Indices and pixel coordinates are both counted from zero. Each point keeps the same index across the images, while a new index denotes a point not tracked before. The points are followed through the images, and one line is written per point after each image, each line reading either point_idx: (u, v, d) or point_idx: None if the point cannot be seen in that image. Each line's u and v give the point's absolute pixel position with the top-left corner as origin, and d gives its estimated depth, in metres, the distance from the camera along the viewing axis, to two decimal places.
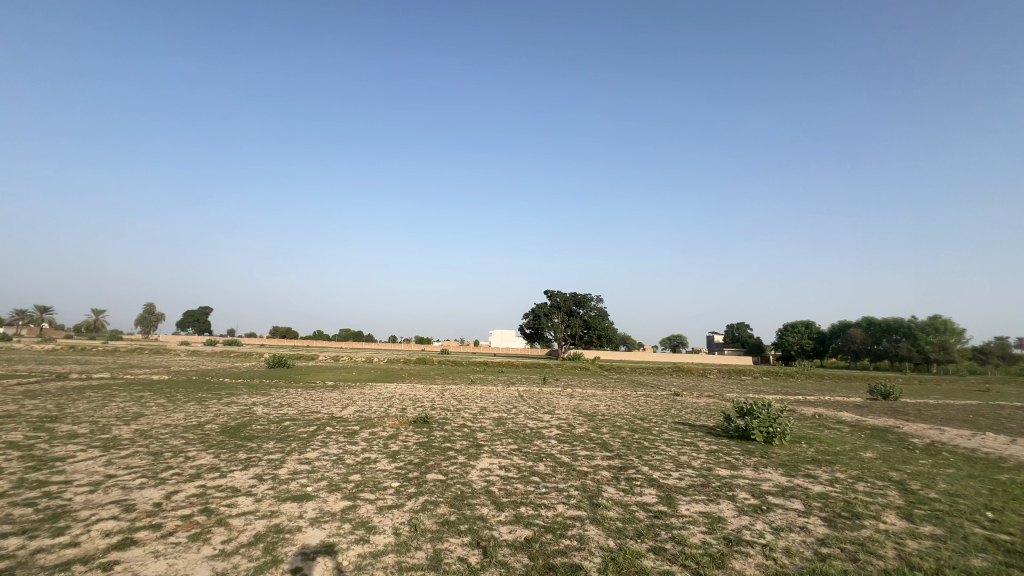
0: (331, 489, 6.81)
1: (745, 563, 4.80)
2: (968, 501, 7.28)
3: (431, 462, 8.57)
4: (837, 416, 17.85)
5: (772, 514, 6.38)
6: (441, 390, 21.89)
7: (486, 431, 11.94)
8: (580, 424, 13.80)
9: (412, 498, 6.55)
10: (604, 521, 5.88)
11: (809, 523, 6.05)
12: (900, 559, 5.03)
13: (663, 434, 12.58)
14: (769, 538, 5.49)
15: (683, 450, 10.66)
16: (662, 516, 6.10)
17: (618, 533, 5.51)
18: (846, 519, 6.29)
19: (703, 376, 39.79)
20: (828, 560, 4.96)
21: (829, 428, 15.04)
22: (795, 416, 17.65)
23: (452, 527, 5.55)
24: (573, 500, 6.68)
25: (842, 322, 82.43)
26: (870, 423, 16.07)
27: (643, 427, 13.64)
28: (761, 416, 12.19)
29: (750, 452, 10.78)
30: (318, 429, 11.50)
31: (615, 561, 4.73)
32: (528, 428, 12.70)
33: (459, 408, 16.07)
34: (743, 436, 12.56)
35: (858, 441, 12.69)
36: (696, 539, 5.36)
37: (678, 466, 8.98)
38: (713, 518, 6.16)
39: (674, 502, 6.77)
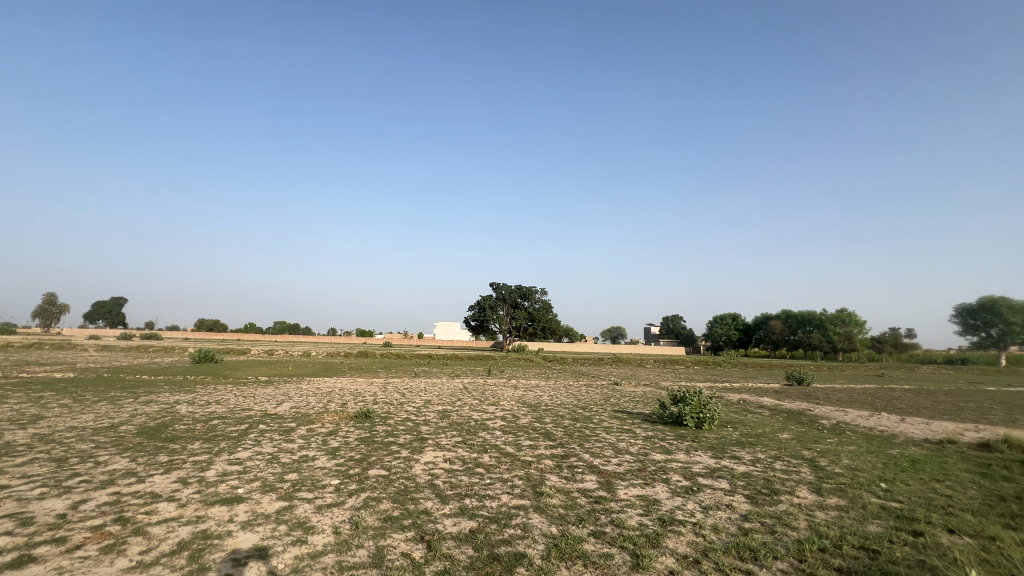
0: (264, 490, 6.47)
1: (677, 541, 5.10)
2: (866, 474, 8.16)
3: (373, 457, 8.37)
4: (758, 401, 19.39)
5: (701, 494, 6.81)
6: (384, 384, 21.41)
7: (430, 424, 11.83)
8: (524, 415, 14.03)
9: (353, 495, 6.36)
10: (547, 509, 6.02)
11: (733, 501, 6.53)
12: (809, 529, 5.56)
13: (603, 423, 13.04)
14: (699, 517, 5.87)
15: (622, 437, 11.14)
16: (601, 501, 6.34)
17: (560, 519, 5.66)
18: (765, 495, 6.85)
19: (641, 366, 41.79)
20: (750, 534, 5.37)
21: (752, 412, 16.32)
22: (721, 402, 19.02)
23: (395, 523, 5.45)
24: (517, 490, 6.79)
25: (764, 314, 89.18)
26: (786, 406, 17.61)
27: (584, 416, 14.07)
28: (692, 403, 12.99)
29: (683, 437, 11.44)
30: (250, 427, 10.85)
31: (557, 547, 4.85)
32: (473, 420, 12.72)
33: (402, 402, 15.79)
34: (677, 422, 13.30)
35: (777, 423, 13.83)
36: (633, 522, 5.62)
37: (617, 453, 9.36)
38: (649, 500, 6.48)
39: (612, 487, 7.07)
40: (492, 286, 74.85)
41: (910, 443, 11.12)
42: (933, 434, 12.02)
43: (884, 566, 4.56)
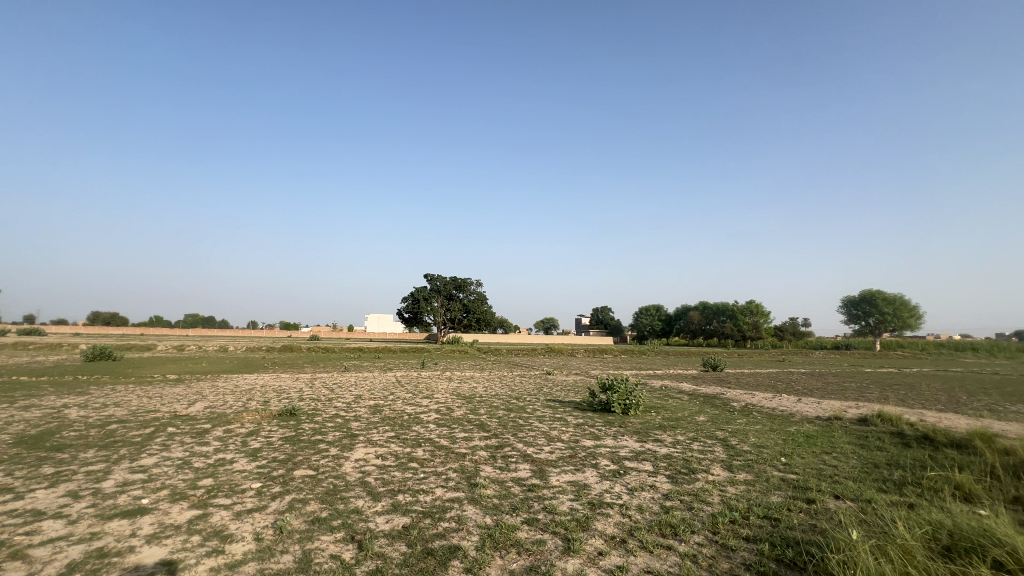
0: (174, 498, 5.92)
1: (606, 523, 5.36)
2: (769, 450, 9.04)
3: (299, 457, 7.96)
4: (678, 386, 20.81)
5: (627, 476, 7.20)
6: (311, 379, 20.43)
7: (360, 420, 11.46)
8: (459, 406, 14.01)
9: (276, 498, 6.01)
10: (481, 500, 6.06)
11: (656, 481, 6.97)
12: (721, 503, 6.07)
13: (536, 412, 13.34)
14: (625, 499, 6.19)
15: (554, 425, 11.46)
16: (534, 489, 6.50)
17: (494, 509, 5.73)
18: (684, 474, 7.39)
19: (572, 356, 43.27)
20: (670, 512, 5.75)
21: (672, 397, 17.48)
22: (646, 388, 20.21)
23: (323, 525, 5.23)
24: (452, 482, 6.77)
25: (684, 305, 95.52)
26: (702, 391, 19.05)
27: (518, 406, 14.31)
28: (620, 390, 13.65)
29: (611, 423, 11.99)
30: (157, 430, 9.89)
31: (491, 537, 4.91)
32: (406, 414, 12.49)
33: (331, 397, 15.15)
34: (606, 409, 13.91)
35: (694, 407, 14.91)
36: (564, 507, 5.81)
37: (549, 441, 9.62)
38: (579, 485, 6.74)
39: (545, 474, 7.27)
40: (426, 277, 73.64)
41: (804, 421, 12.47)
42: (823, 412, 13.55)
43: (784, 532, 5.09)
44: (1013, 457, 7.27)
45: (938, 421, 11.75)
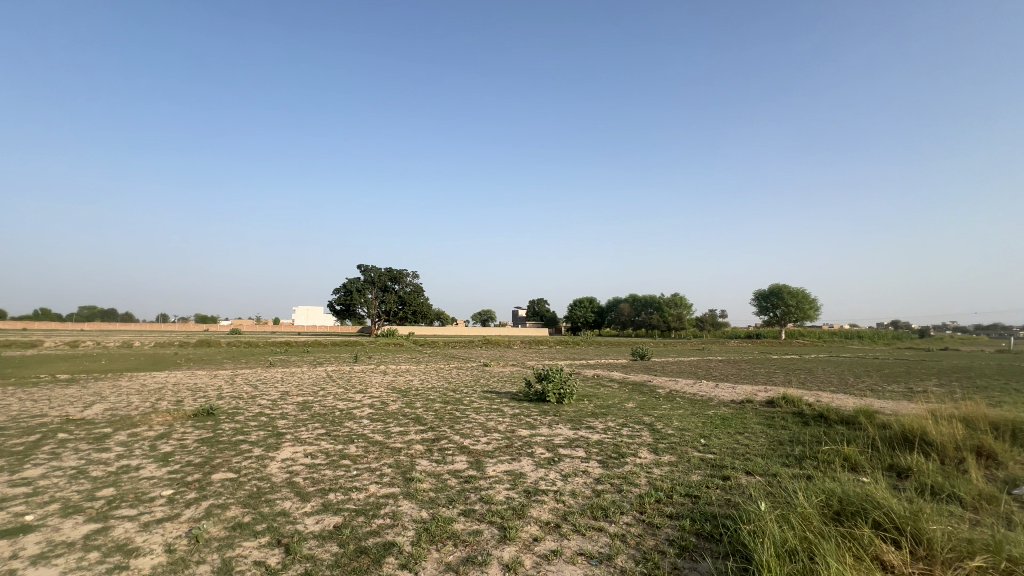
0: (66, 513, 5.29)
1: (541, 509, 5.50)
2: (690, 433, 9.70)
3: (218, 460, 7.39)
4: (609, 375, 21.75)
5: (561, 463, 7.42)
6: (231, 376, 19.03)
7: (287, 418, 10.87)
8: (394, 400, 13.70)
9: (191, 505, 5.56)
10: (417, 494, 5.98)
11: (588, 467, 7.25)
12: (648, 484, 6.45)
13: (473, 404, 13.37)
14: (559, 485, 6.38)
15: (490, 416, 11.55)
16: (471, 480, 6.52)
17: (430, 503, 5.68)
18: (614, 458, 7.76)
19: (509, 347, 43.78)
20: (602, 495, 6.02)
21: (604, 385, 18.26)
22: (579, 377, 20.93)
23: (245, 530, 4.91)
24: (386, 478, 6.62)
25: (615, 297, 99.66)
26: (632, 379, 20.07)
27: (454, 399, 14.26)
28: (555, 380, 14.01)
29: (546, 412, 12.29)
30: (44, 437, 8.75)
31: (428, 531, 4.87)
32: (337, 410, 12.01)
33: (254, 395, 14.22)
34: (541, 399, 14.22)
35: (624, 394, 15.65)
36: (501, 496, 5.88)
37: (485, 432, 9.68)
38: (515, 474, 6.86)
39: (482, 465, 7.31)
40: (360, 268, 71.15)
41: (721, 404, 13.50)
42: (736, 395, 14.76)
43: (703, 507, 5.51)
44: (888, 431, 8.35)
45: (831, 401, 13.22)
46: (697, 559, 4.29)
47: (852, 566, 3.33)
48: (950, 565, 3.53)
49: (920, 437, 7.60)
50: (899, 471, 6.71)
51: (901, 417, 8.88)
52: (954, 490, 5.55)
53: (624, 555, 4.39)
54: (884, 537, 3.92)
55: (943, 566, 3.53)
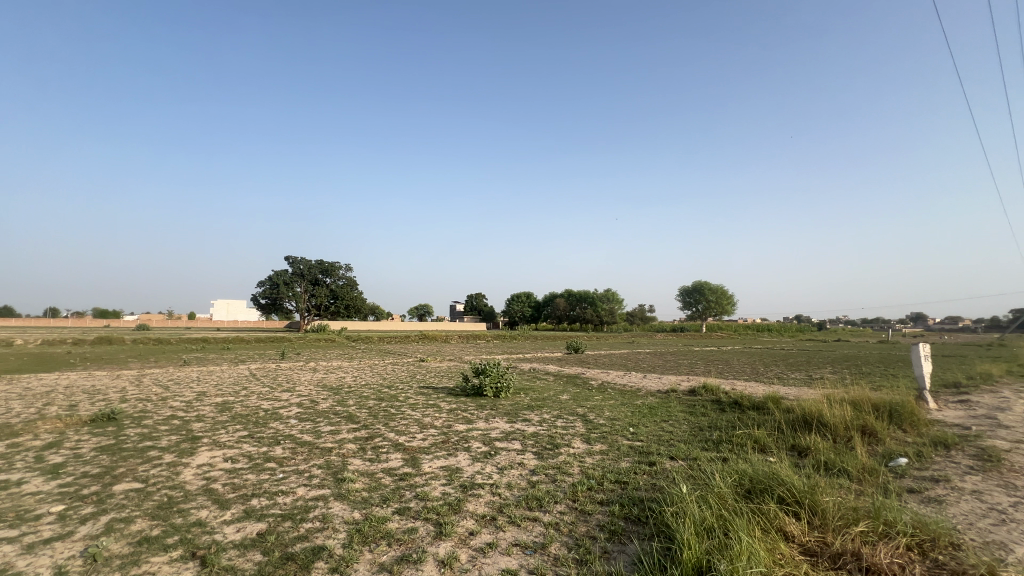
0: None
1: (477, 503, 5.53)
2: (620, 422, 10.16)
3: (121, 469, 6.69)
4: (544, 368, 22.25)
5: (497, 456, 7.49)
6: (137, 376, 17.28)
7: (203, 420, 10.06)
8: (324, 398, 13.14)
9: (88, 521, 5.00)
10: (349, 495, 5.78)
11: (524, 459, 7.39)
12: (581, 473, 6.68)
13: (409, 400, 13.14)
14: (495, 478, 6.45)
15: (427, 411, 11.42)
16: (406, 478, 6.41)
17: (363, 503, 5.52)
18: (549, 449, 7.96)
19: (446, 342, 43.44)
20: (537, 485, 6.15)
21: (540, 378, 18.68)
22: (516, 371, 21.25)
23: (153, 544, 4.49)
24: (316, 480, 6.34)
25: (551, 293, 101.95)
26: (566, 371, 20.68)
27: (390, 395, 13.92)
28: (492, 374, 14.10)
29: (483, 406, 12.34)
30: None
31: (360, 532, 4.73)
32: (261, 410, 11.31)
33: (165, 396, 13.02)
34: (478, 393, 14.25)
35: (558, 387, 16.07)
36: (437, 493, 5.84)
37: (421, 428, 9.54)
38: (451, 469, 6.84)
39: (418, 461, 7.21)
40: (287, 260, 67.25)
41: (648, 394, 14.25)
42: (662, 385, 15.69)
43: (631, 493, 5.81)
44: (791, 414, 9.26)
45: (744, 389, 14.42)
46: (625, 541, 4.52)
47: (760, 538, 3.67)
48: (839, 530, 3.99)
49: (817, 419, 8.50)
50: (799, 450, 7.47)
51: (802, 401, 9.89)
52: (843, 465, 6.28)
53: (557, 543, 4.53)
54: (787, 510, 4.36)
55: (833, 532, 3.98)
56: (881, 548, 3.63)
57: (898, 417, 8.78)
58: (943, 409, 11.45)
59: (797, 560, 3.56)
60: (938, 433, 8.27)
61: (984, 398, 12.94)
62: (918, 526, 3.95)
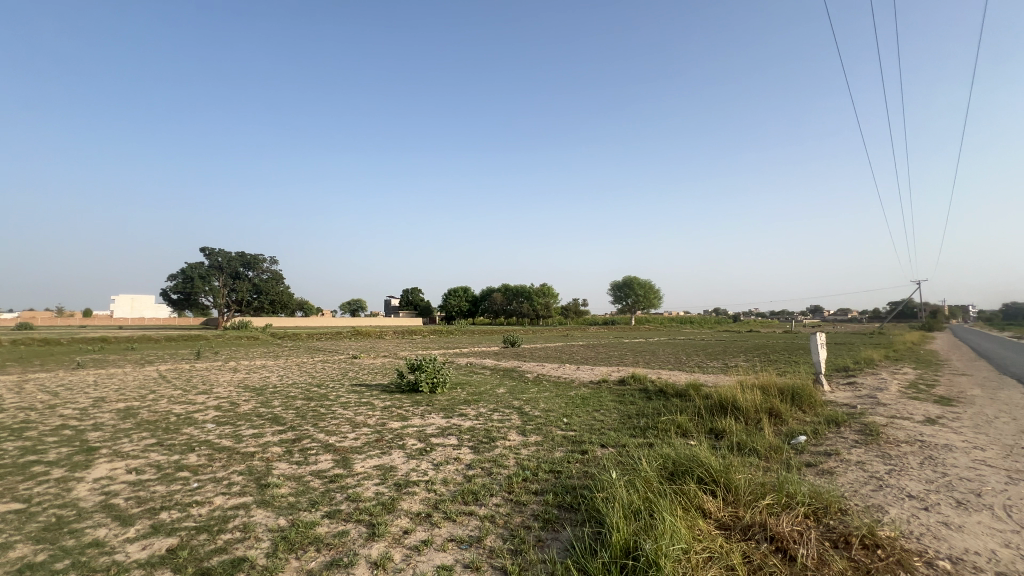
0: None
1: (412, 501, 5.43)
2: (554, 413, 10.42)
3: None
4: (481, 362, 22.30)
5: (433, 453, 7.41)
6: (17, 382, 15.13)
7: (102, 429, 9.03)
8: (246, 400, 12.28)
9: None
10: (273, 501, 5.46)
11: (461, 453, 7.37)
12: (516, 465, 6.79)
13: (340, 398, 12.62)
14: (431, 474, 6.37)
15: (359, 410, 11.03)
16: (337, 479, 6.16)
17: (289, 508, 5.24)
18: (485, 443, 8.01)
19: (380, 337, 42.15)
20: (473, 480, 6.16)
21: (477, 372, 18.70)
22: (453, 366, 21.11)
23: (38, 571, 3.98)
24: (236, 487, 5.91)
25: (488, 287, 102.24)
26: (503, 365, 20.87)
27: (319, 394, 13.29)
28: (428, 369, 13.89)
29: (418, 403, 12.13)
30: None
31: (286, 539, 4.48)
32: (173, 415, 10.35)
33: (54, 404, 11.53)
34: (413, 389, 13.97)
35: (494, 380, 16.18)
36: (370, 493, 5.67)
37: (353, 427, 9.20)
38: (385, 468, 6.67)
39: (349, 462, 6.95)
40: (202, 251, 61.93)
41: (581, 385, 14.72)
42: (594, 376, 16.32)
43: (564, 481, 5.99)
44: (710, 400, 9.98)
45: (669, 377, 15.34)
46: (558, 529, 4.66)
47: (681, 517, 3.93)
48: (749, 504, 4.37)
49: (731, 404, 9.24)
50: (716, 433, 8.09)
51: (719, 388, 10.70)
52: (753, 445, 6.88)
53: (492, 535, 4.57)
54: (704, 489, 4.71)
55: (744, 506, 4.35)
56: (783, 517, 4.03)
57: (799, 399, 9.76)
58: (835, 391, 12.88)
59: (713, 534, 3.85)
60: (830, 413, 9.31)
61: (867, 380, 14.74)
62: (814, 496, 4.43)
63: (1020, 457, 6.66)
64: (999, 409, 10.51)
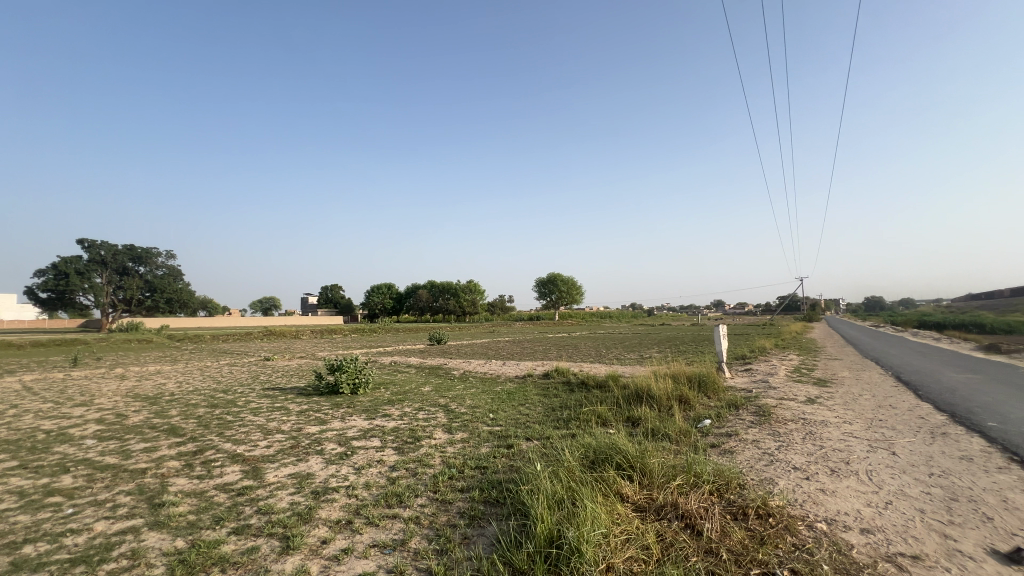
0: None
1: (331, 509, 5.15)
2: (481, 409, 10.46)
3: None
4: (406, 361, 21.78)
5: (354, 456, 7.10)
6: None
7: None
8: (136, 411, 10.92)
9: None
10: (169, 521, 4.91)
11: (384, 455, 7.13)
12: (442, 463, 6.70)
13: (250, 404, 11.66)
14: (352, 479, 6.09)
15: (272, 415, 10.27)
16: (246, 492, 5.68)
17: (188, 528, 4.74)
18: (410, 443, 7.83)
19: (295, 338, 39.54)
20: (397, 482, 5.98)
21: (401, 371, 18.21)
22: (376, 365, 20.40)
23: None
24: (123, 509, 5.24)
25: (414, 284, 99.98)
26: (429, 363, 20.51)
27: (225, 401, 12.17)
28: (349, 369, 13.27)
29: (339, 405, 11.55)
30: None
31: (185, 562, 4.06)
32: (42, 432, 8.95)
33: None
34: (333, 391, 13.29)
35: (419, 379, 15.89)
36: (283, 504, 5.30)
37: (265, 434, 8.54)
38: (301, 476, 6.27)
39: (260, 472, 6.44)
40: (80, 243, 54.25)
41: (507, 381, 14.89)
42: (520, 371, 16.59)
43: (490, 477, 6.00)
44: (627, 390, 10.55)
45: (590, 370, 16.01)
46: (484, 524, 4.67)
47: (602, 503, 4.10)
48: (662, 486, 4.68)
49: (646, 393, 9.84)
50: (633, 421, 8.56)
51: (636, 378, 11.35)
52: (666, 430, 7.39)
53: (417, 537, 4.48)
54: (623, 475, 4.96)
55: (658, 488, 4.64)
56: (692, 496, 4.36)
57: (705, 386, 10.64)
58: (735, 377, 14.21)
59: (630, 517, 4.07)
60: (731, 397, 10.26)
61: (761, 366, 16.43)
62: (718, 474, 4.84)
63: (879, 428, 7.80)
64: (863, 388, 12.23)
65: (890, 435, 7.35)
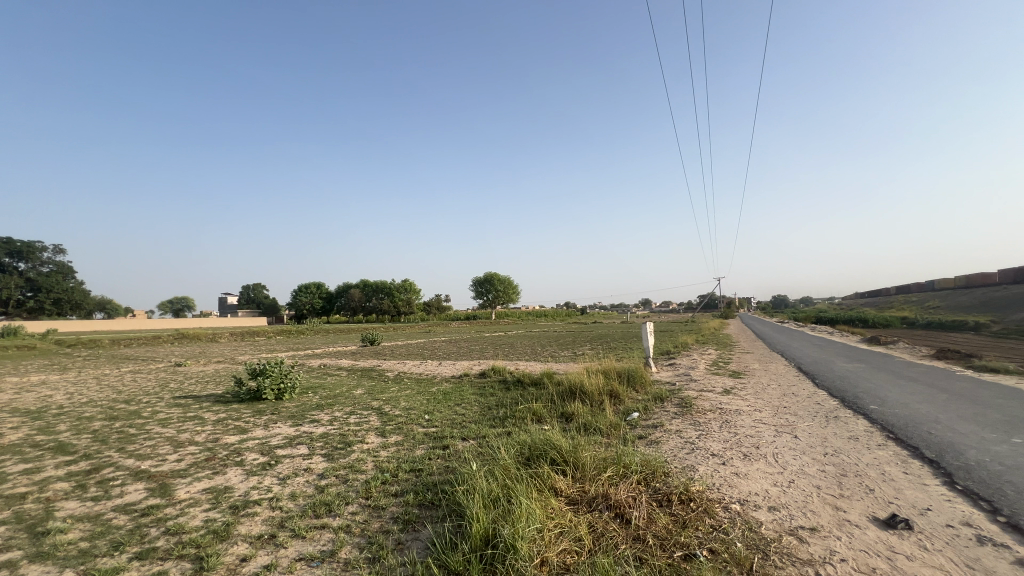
0: None
1: (252, 524, 4.81)
2: (415, 410, 10.24)
3: None
4: (336, 363, 20.85)
5: (279, 466, 6.68)
6: None
7: None
8: (14, 427, 9.53)
9: None
10: (55, 551, 4.33)
11: (312, 463, 6.77)
12: (375, 468, 6.49)
13: (157, 415, 10.58)
14: (276, 490, 5.72)
15: (184, 426, 9.39)
16: (152, 512, 5.15)
17: (80, 557, 4.21)
18: (340, 449, 7.50)
19: (212, 341, 36.54)
20: (326, 490, 5.71)
21: (331, 374, 17.40)
22: (304, 368, 19.37)
23: None
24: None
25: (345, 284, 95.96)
26: (361, 365, 19.80)
27: (127, 412, 10.95)
28: (273, 374, 12.46)
29: (262, 412, 10.79)
30: None
31: None
32: None
33: None
34: (255, 398, 12.39)
35: (350, 382, 15.26)
36: (197, 522, 4.87)
37: (175, 447, 7.80)
38: (218, 490, 5.79)
39: (169, 489, 5.88)
40: None
41: (443, 381, 14.72)
42: (456, 371, 16.45)
43: (425, 479, 5.90)
44: (561, 386, 10.81)
45: (526, 368, 16.22)
46: (418, 528, 4.58)
47: (536, 499, 4.17)
48: (593, 478, 4.84)
49: (579, 389, 10.14)
50: (566, 416, 8.79)
51: (569, 375, 11.66)
52: (597, 425, 7.67)
53: (347, 546, 4.30)
54: (556, 469, 5.08)
55: (589, 481, 4.80)
56: (621, 486, 4.56)
57: (633, 380, 11.16)
58: (660, 371, 15.02)
59: (563, 510, 4.17)
60: (656, 390, 10.84)
61: (683, 361, 17.51)
62: (645, 464, 5.09)
63: (784, 414, 8.59)
64: (770, 378, 13.44)
65: (793, 420, 8.13)
